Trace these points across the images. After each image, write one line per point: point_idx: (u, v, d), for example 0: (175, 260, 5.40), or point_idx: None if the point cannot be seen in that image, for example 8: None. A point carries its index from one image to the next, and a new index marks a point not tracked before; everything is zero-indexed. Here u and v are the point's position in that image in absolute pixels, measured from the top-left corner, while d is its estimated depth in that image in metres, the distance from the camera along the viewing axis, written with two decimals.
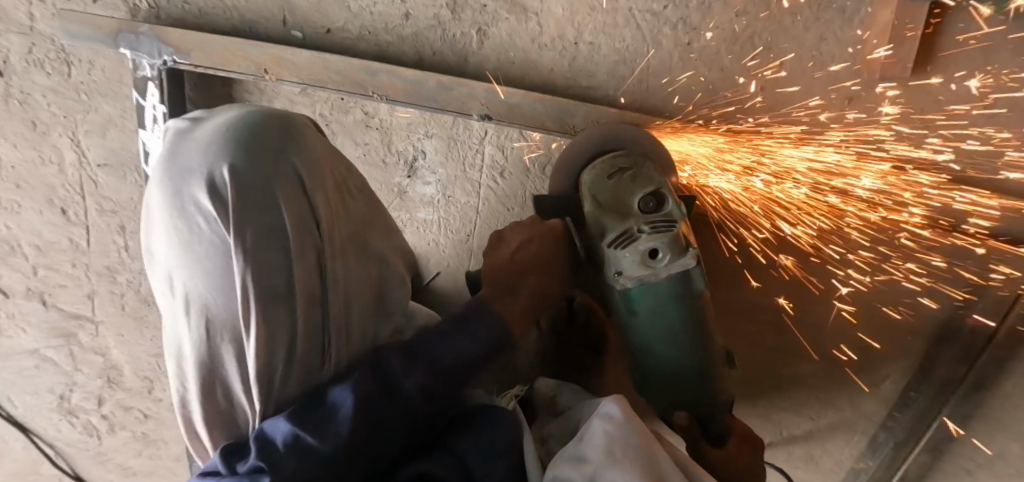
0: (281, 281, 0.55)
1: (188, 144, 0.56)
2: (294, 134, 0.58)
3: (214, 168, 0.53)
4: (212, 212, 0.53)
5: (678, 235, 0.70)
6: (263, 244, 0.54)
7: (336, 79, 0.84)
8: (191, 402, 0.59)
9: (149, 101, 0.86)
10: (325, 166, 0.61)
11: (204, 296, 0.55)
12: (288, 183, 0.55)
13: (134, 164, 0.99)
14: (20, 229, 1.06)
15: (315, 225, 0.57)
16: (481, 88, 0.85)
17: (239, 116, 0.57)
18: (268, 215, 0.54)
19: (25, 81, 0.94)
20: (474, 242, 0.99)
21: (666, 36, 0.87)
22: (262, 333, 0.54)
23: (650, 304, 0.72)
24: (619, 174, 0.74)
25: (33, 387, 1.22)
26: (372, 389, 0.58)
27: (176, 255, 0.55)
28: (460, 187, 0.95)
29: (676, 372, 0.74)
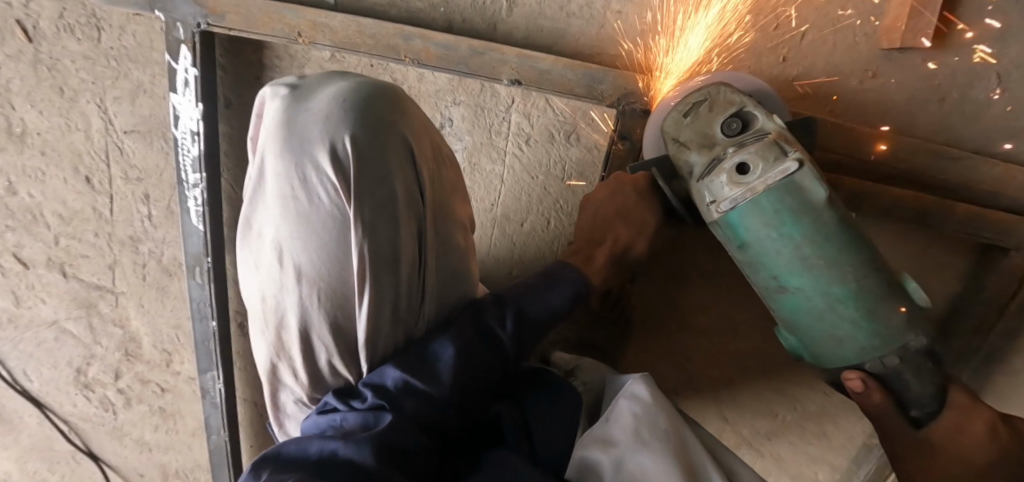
0: (392, 253, 0.56)
1: (304, 112, 0.54)
2: (402, 108, 0.58)
3: (336, 137, 0.52)
4: (333, 184, 0.53)
5: (769, 143, 0.65)
6: (381, 216, 0.55)
7: (369, 42, 0.85)
8: (287, 368, 0.61)
9: (182, 64, 0.87)
10: (426, 137, 0.62)
11: (319, 265, 0.55)
12: (402, 152, 0.56)
13: (162, 130, 0.99)
14: (45, 198, 1.06)
15: (420, 195, 0.59)
16: (513, 53, 0.85)
17: (354, 86, 0.56)
18: (385, 187, 0.54)
19: (55, 46, 0.94)
20: (498, 210, 1.01)
21: (691, 6, 0.88)
22: (374, 299, 0.56)
23: (765, 233, 0.65)
24: (693, 107, 0.70)
25: (51, 361, 1.22)
26: (469, 340, 0.65)
27: (288, 226, 0.54)
28: (486, 154, 0.97)
29: (829, 314, 0.67)
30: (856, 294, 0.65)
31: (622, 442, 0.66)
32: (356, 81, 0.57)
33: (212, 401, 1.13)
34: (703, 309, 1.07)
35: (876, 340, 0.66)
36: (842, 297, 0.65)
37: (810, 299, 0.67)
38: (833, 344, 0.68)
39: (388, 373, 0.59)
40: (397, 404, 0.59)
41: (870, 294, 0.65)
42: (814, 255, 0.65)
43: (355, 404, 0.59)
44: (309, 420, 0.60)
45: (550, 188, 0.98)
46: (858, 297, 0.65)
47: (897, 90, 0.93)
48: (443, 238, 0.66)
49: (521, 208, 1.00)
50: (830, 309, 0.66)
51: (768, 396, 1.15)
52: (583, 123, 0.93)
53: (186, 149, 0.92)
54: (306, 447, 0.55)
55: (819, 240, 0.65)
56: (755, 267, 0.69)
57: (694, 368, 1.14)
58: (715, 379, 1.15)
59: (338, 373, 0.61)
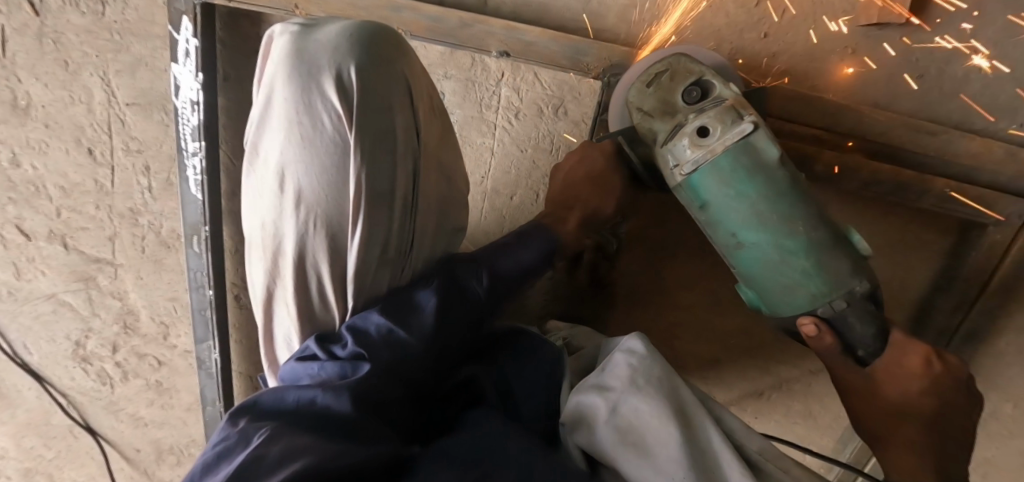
0: (387, 186, 0.60)
1: (312, 39, 0.56)
2: (399, 50, 0.62)
3: (342, 66, 0.55)
4: (337, 111, 0.55)
5: (726, 108, 0.70)
6: (376, 148, 0.58)
7: (363, 14, 0.87)
8: (280, 295, 0.64)
9: (183, 34, 0.90)
10: (421, 83, 0.66)
11: (319, 195, 0.57)
12: (401, 93, 0.60)
13: (162, 103, 1.02)
14: (47, 169, 1.09)
15: (414, 134, 0.63)
16: (501, 26, 0.88)
17: (358, 24, 0.59)
18: (384, 122, 0.58)
19: (60, 20, 0.98)
20: (488, 184, 1.03)
21: None
22: (367, 232, 0.59)
23: (722, 189, 0.70)
24: (657, 78, 0.75)
25: (50, 334, 1.24)
26: (444, 293, 0.70)
27: (292, 152, 0.56)
28: (475, 128, 1.00)
29: (779, 263, 0.71)
30: (806, 247, 0.70)
31: (617, 389, 0.67)
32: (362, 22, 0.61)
33: (208, 372, 1.15)
34: (690, 283, 1.09)
35: (829, 287, 0.70)
36: (791, 249, 0.70)
37: (766, 253, 0.71)
38: (786, 294, 0.73)
39: (371, 319, 0.63)
40: (374, 351, 0.61)
41: (818, 244, 0.70)
42: (766, 208, 0.69)
43: (337, 352, 0.61)
44: (290, 367, 0.62)
45: (538, 161, 1.01)
46: (807, 248, 0.70)
47: (876, 67, 0.96)
48: (434, 184, 0.70)
49: (510, 181, 1.03)
50: (782, 260, 0.71)
51: (754, 373, 1.17)
52: (570, 97, 0.96)
53: (186, 119, 0.95)
54: (284, 395, 0.56)
55: (771, 195, 0.69)
56: (715, 226, 0.74)
57: (681, 345, 1.16)
58: (703, 356, 1.17)
59: (327, 301, 0.64)
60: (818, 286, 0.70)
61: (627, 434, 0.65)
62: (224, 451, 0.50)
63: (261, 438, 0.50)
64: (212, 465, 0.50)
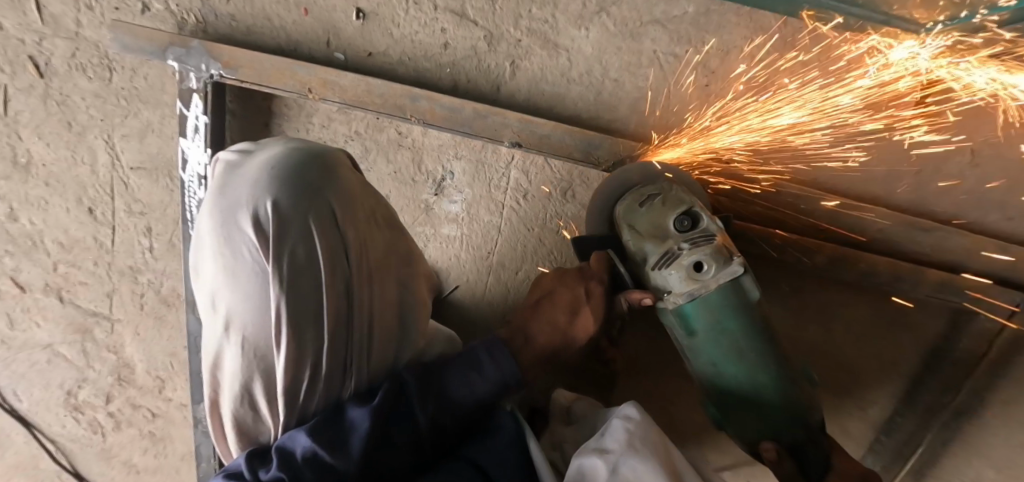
0: (311, 304, 0.58)
1: (240, 175, 0.60)
2: (332, 172, 0.62)
3: (260, 202, 0.56)
4: (254, 244, 0.57)
5: (718, 246, 0.72)
6: (297, 270, 0.57)
7: (378, 101, 0.88)
8: (221, 410, 0.63)
9: (193, 111, 0.90)
10: (360, 198, 0.64)
11: (243, 317, 0.58)
12: (325, 216, 0.58)
13: (168, 169, 1.02)
14: (46, 225, 1.07)
15: (346, 253, 0.60)
16: (515, 117, 0.90)
17: (286, 152, 0.61)
18: (304, 248, 0.57)
19: (66, 83, 0.97)
20: (494, 259, 1.03)
21: (685, 77, 0.93)
22: (291, 351, 0.57)
23: (711, 324, 0.73)
24: (648, 199, 0.77)
25: (42, 382, 1.22)
26: (385, 410, 0.62)
27: (222, 277, 0.59)
28: (484, 207, 1.00)
29: (757, 394, 0.74)
30: (781, 380, 0.74)
31: (614, 450, 0.67)
32: (295, 148, 0.62)
33: (205, 430, 1.15)
34: None
35: (794, 419, 0.74)
36: (768, 383, 0.73)
37: (744, 385, 0.74)
38: (759, 425, 0.75)
39: (298, 439, 0.59)
40: (294, 475, 0.57)
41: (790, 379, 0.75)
42: (747, 346, 0.73)
43: (261, 474, 0.59)
44: (219, 480, 0.63)
45: (545, 239, 1.02)
46: (782, 381, 0.74)
47: (879, 163, 0.98)
48: (382, 300, 0.65)
49: (516, 257, 1.03)
50: (759, 391, 0.74)
51: None
52: (579, 182, 0.97)
53: (193, 192, 0.95)
54: None
55: (749, 333, 0.73)
56: (698, 354, 0.76)
57: (678, 416, 1.17)
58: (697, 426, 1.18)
59: (260, 413, 0.63)
60: (784, 421, 0.74)
61: None
62: None
63: None
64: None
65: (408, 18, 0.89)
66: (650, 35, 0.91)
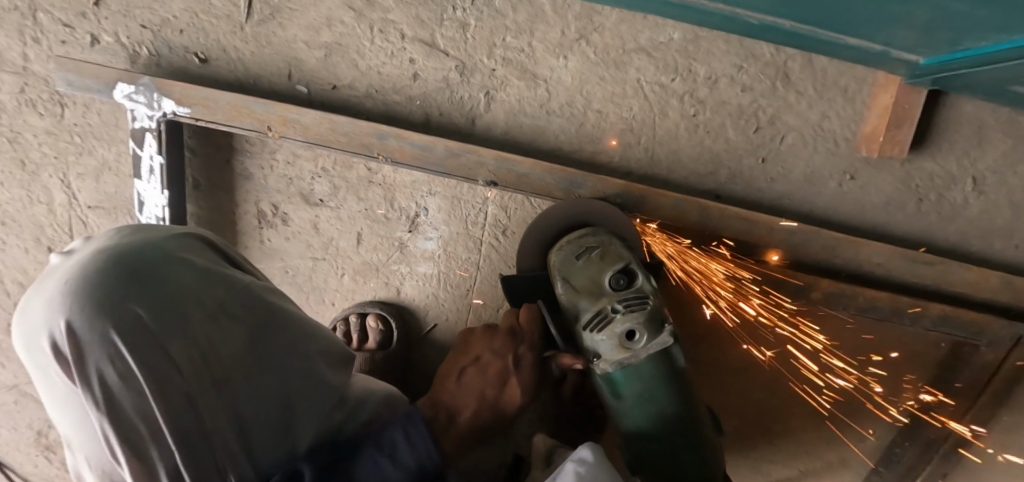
0: (143, 424, 0.52)
1: (41, 286, 0.51)
2: (148, 273, 0.52)
3: (49, 328, 0.48)
4: (60, 370, 0.49)
5: (652, 311, 0.67)
6: (115, 395, 0.50)
7: (342, 140, 0.82)
8: None
9: (146, 151, 0.84)
10: (196, 292, 0.55)
11: (78, 439, 0.53)
12: (133, 333, 0.50)
13: (127, 208, 0.96)
14: (5, 265, 1.02)
15: (174, 367, 0.52)
16: (491, 156, 0.84)
17: (90, 256, 0.51)
18: (117, 372, 0.50)
19: (16, 120, 0.91)
20: (474, 297, 0.98)
21: (673, 107, 0.87)
22: (135, 473, 0.52)
23: (638, 392, 0.68)
24: (586, 252, 0.71)
25: (12, 421, 1.18)
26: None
27: (49, 399, 0.53)
28: (462, 244, 0.95)
29: (681, 466, 0.69)
30: (705, 451, 0.70)
31: None
32: (103, 246, 0.52)
33: None
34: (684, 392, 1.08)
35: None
36: (693, 454, 0.69)
37: (669, 455, 0.69)
38: None
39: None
40: None
41: (713, 449, 0.71)
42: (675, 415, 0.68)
43: None
44: None
45: None
46: (706, 453, 0.70)
47: (874, 193, 0.93)
48: (245, 402, 0.58)
49: (497, 295, 0.98)
50: (683, 463, 0.69)
51: (744, 471, 1.18)
52: None
53: None
54: None
55: (677, 402, 0.68)
56: (625, 418, 0.70)
57: None
58: None
59: None
60: None
61: None
62: None
63: None
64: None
65: (374, 48, 0.84)
66: (634, 64, 0.85)
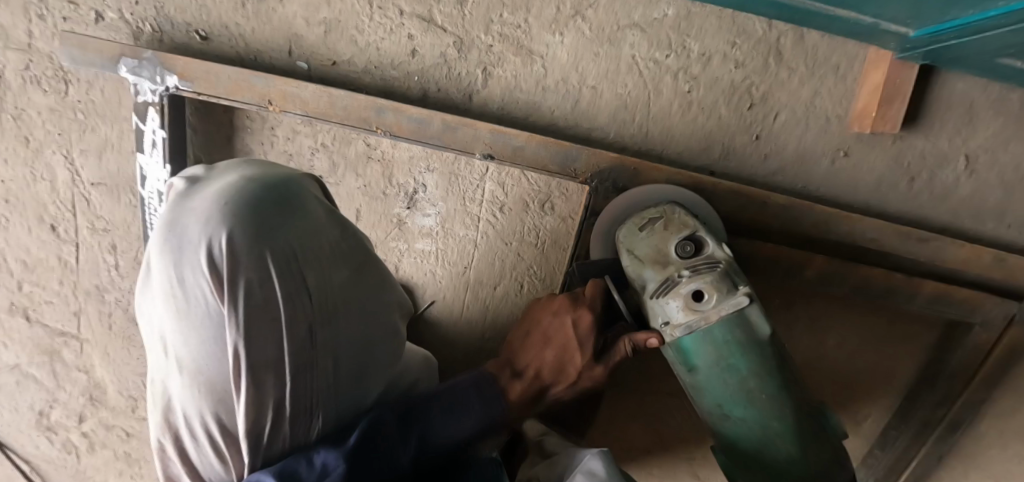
0: (272, 349, 0.53)
1: (188, 206, 0.53)
2: (291, 204, 0.56)
3: (212, 237, 0.50)
4: (209, 284, 0.51)
5: (721, 273, 0.66)
6: (256, 317, 0.52)
7: (340, 114, 0.83)
8: (168, 454, 0.57)
9: (149, 125, 0.86)
10: (325, 230, 0.59)
11: (196, 362, 0.52)
12: (282, 254, 0.53)
13: (129, 185, 0.97)
14: (8, 244, 1.03)
15: (307, 295, 0.55)
16: (487, 129, 0.85)
17: (241, 182, 0.54)
18: (265, 291, 0.52)
19: (21, 98, 0.93)
20: (471, 274, 0.99)
21: (667, 84, 0.89)
22: (252, 397, 0.53)
23: (714, 360, 0.67)
24: (650, 224, 0.71)
25: (13, 403, 1.19)
26: (362, 455, 0.56)
27: (169, 319, 0.53)
28: (459, 221, 0.96)
29: (768, 439, 0.69)
30: (794, 425, 0.68)
31: None
32: (249, 176, 0.56)
33: None
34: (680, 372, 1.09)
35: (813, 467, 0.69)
36: (781, 428, 0.68)
37: (750, 427, 0.69)
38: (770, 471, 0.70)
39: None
40: None
41: (804, 424, 0.69)
42: (758, 386, 0.67)
43: None
44: None
45: (524, 254, 0.98)
46: (795, 428, 0.68)
47: (867, 171, 0.94)
48: (346, 341, 0.60)
49: (493, 272, 0.99)
50: (769, 437, 0.69)
51: None
52: (557, 193, 0.94)
53: (153, 209, 0.91)
54: None
55: (762, 374, 0.67)
56: (701, 391, 0.70)
57: (665, 430, 1.14)
58: (687, 438, 1.15)
59: (225, 461, 0.56)
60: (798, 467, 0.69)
61: None
62: None
63: None
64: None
65: (372, 25, 0.85)
66: (629, 41, 0.86)
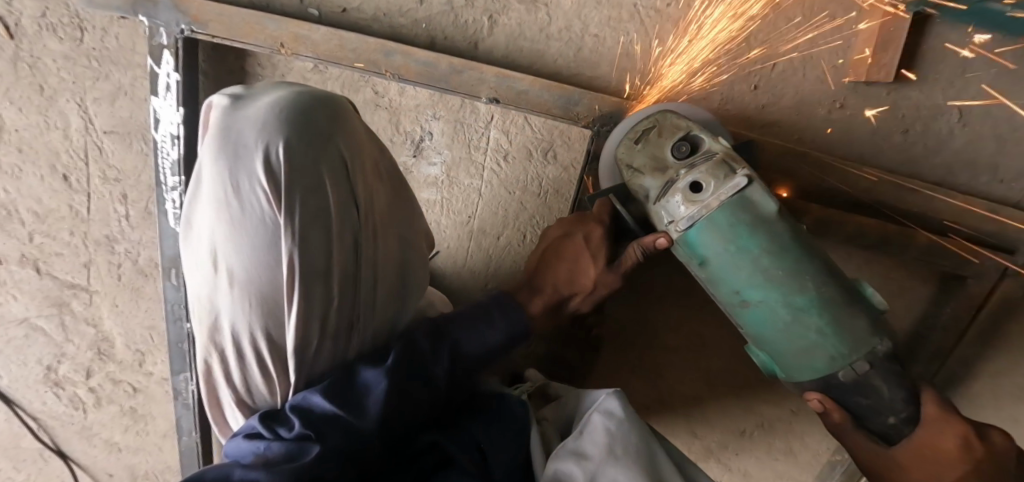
0: (323, 261, 0.54)
1: (239, 117, 0.53)
2: (341, 118, 0.56)
3: (269, 145, 0.51)
4: (264, 193, 0.51)
5: (719, 163, 0.68)
6: (311, 226, 0.53)
7: (351, 56, 0.87)
8: (209, 368, 0.59)
9: (163, 68, 0.88)
10: (367, 149, 0.60)
11: (248, 274, 0.53)
12: (335, 165, 0.54)
13: (141, 132, 1.00)
14: (21, 194, 1.06)
15: (354, 207, 0.56)
16: (492, 73, 0.88)
17: (290, 96, 0.54)
18: (319, 201, 0.53)
19: (36, 45, 0.95)
20: (475, 224, 1.02)
21: (667, 33, 0.91)
22: (303, 311, 0.54)
23: (722, 245, 0.67)
24: (644, 135, 0.72)
25: (21, 358, 1.20)
26: (401, 372, 0.61)
27: (221, 230, 0.53)
28: (464, 169, 0.98)
29: (794, 319, 0.67)
30: (819, 303, 0.66)
31: (595, 458, 0.64)
32: (297, 92, 0.56)
33: (185, 402, 1.12)
34: (678, 326, 1.11)
35: (848, 345, 0.66)
36: (804, 306, 0.66)
37: (773, 310, 0.67)
38: (804, 356, 0.68)
39: (311, 400, 0.57)
40: (324, 436, 0.56)
41: (832, 301, 0.67)
42: (770, 265, 0.66)
43: (284, 432, 0.56)
44: (234, 441, 0.58)
45: (526, 204, 1.00)
46: (820, 305, 0.66)
47: (860, 122, 0.95)
48: (383, 259, 0.62)
49: (497, 222, 1.01)
50: (794, 319, 0.67)
51: (737, 412, 1.17)
52: (560, 142, 0.95)
53: (165, 152, 0.93)
54: (229, 474, 0.53)
55: (774, 252, 0.67)
56: (718, 283, 0.70)
57: (664, 385, 1.16)
58: (686, 394, 1.16)
59: (269, 378, 0.59)
60: (833, 345, 0.66)
61: None
62: None
63: None
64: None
65: None
66: None
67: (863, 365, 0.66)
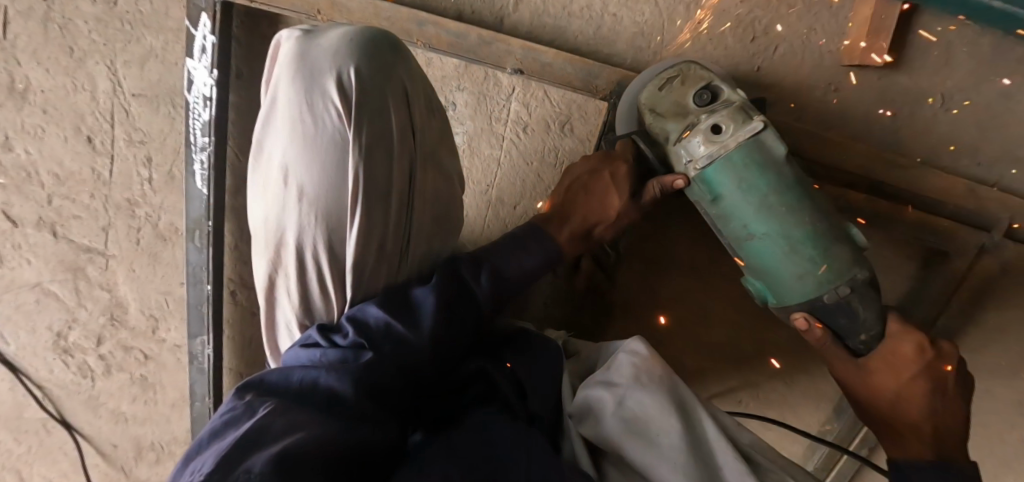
0: (383, 181, 0.59)
1: (314, 46, 0.57)
2: (403, 55, 0.62)
3: (341, 68, 0.55)
4: (337, 111, 0.55)
5: (738, 108, 0.74)
6: (375, 144, 0.57)
7: (386, 24, 0.93)
8: (274, 289, 0.63)
9: (200, 31, 0.92)
10: (421, 86, 0.66)
11: (320, 188, 0.57)
12: (399, 94, 0.60)
13: (170, 97, 1.02)
14: (42, 156, 1.07)
15: (411, 134, 0.63)
16: (518, 45, 0.94)
17: (362, 29, 0.59)
18: (381, 121, 0.58)
19: (69, 7, 0.97)
20: (493, 193, 1.07)
21: (679, 15, 0.97)
22: (364, 224, 0.58)
23: (735, 183, 0.74)
24: (668, 83, 0.80)
25: (31, 324, 1.20)
26: (447, 292, 0.67)
27: (293, 147, 0.56)
28: (485, 139, 1.03)
29: (789, 251, 0.73)
30: (814, 235, 0.72)
31: (622, 384, 0.69)
32: (362, 28, 0.61)
33: (199, 367, 1.13)
34: (681, 296, 1.16)
35: (836, 275, 0.72)
36: (801, 237, 0.72)
37: (775, 243, 0.74)
38: (798, 286, 0.74)
39: (369, 310, 0.62)
40: (377, 344, 0.60)
41: (825, 235, 0.73)
42: (777, 200, 0.73)
43: (339, 340, 0.59)
44: (295, 350, 0.61)
45: (543, 174, 1.04)
46: (816, 238, 0.72)
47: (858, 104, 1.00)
48: (434, 193, 0.69)
49: (515, 192, 1.06)
50: (793, 250, 0.73)
51: (733, 382, 1.22)
52: (577, 115, 0.99)
53: (197, 114, 0.96)
54: (290, 374, 0.55)
55: (784, 191, 0.73)
56: (726, 219, 0.77)
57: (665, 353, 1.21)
58: (686, 363, 1.22)
59: (327, 296, 0.63)
60: (826, 275, 0.73)
61: (632, 426, 0.66)
62: (233, 418, 0.49)
63: (267, 409, 0.50)
64: (216, 432, 0.49)
65: None
66: None
67: (842, 289, 0.72)
